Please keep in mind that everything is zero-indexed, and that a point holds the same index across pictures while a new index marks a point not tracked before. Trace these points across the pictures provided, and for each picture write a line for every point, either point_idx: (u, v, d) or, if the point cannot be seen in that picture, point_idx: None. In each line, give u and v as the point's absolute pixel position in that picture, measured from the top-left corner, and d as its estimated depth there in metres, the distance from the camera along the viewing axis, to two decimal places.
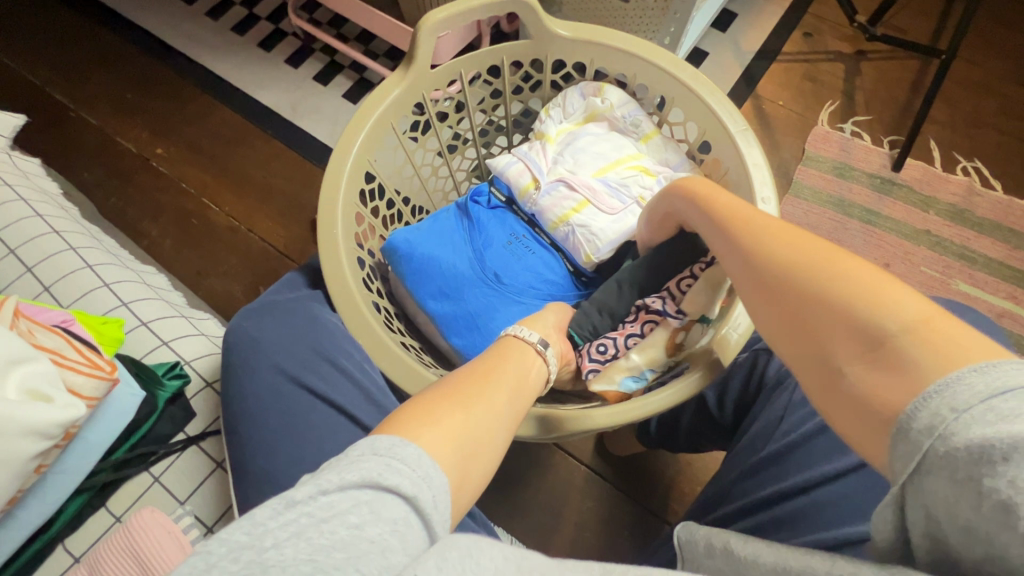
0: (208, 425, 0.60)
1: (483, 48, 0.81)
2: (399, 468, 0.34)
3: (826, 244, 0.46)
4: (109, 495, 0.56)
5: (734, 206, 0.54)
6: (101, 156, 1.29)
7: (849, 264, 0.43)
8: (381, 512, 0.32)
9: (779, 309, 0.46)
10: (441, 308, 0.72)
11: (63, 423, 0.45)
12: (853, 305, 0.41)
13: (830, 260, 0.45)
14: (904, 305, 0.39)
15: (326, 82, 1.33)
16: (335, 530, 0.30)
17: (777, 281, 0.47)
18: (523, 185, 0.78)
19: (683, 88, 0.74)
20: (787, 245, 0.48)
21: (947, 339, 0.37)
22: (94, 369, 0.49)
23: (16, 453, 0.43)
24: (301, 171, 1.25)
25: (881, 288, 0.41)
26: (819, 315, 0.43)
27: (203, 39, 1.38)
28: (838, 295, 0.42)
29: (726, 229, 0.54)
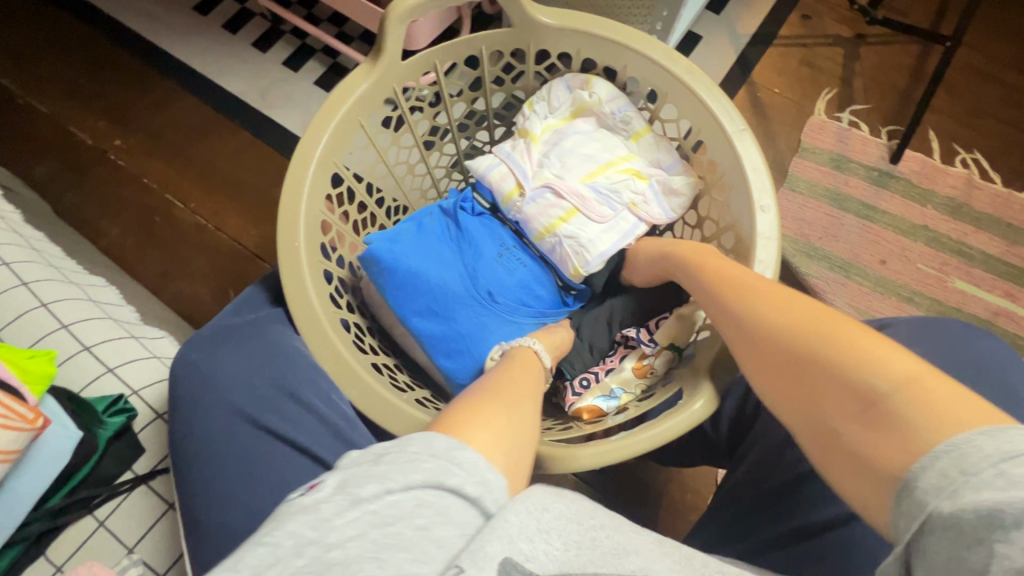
0: (158, 463, 0.55)
1: (459, 38, 0.73)
2: (457, 470, 0.34)
3: (805, 299, 0.46)
4: (47, 543, 0.51)
5: (714, 257, 0.56)
6: (53, 148, 1.20)
7: (829, 321, 0.43)
8: (445, 514, 0.32)
9: (771, 367, 0.45)
10: (423, 327, 0.67)
11: None
12: (839, 365, 0.41)
13: (811, 317, 0.44)
14: (891, 361, 0.39)
15: (296, 67, 1.24)
16: (399, 532, 0.31)
17: (764, 341, 0.46)
18: (507, 190, 0.73)
19: (677, 83, 0.68)
20: (769, 300, 0.47)
21: (941, 396, 0.36)
22: (10, 419, 0.44)
23: None
24: (271, 165, 1.18)
25: (866, 344, 0.41)
26: (808, 373, 0.43)
27: (161, 20, 1.28)
28: (824, 357, 0.42)
29: (707, 281, 0.54)
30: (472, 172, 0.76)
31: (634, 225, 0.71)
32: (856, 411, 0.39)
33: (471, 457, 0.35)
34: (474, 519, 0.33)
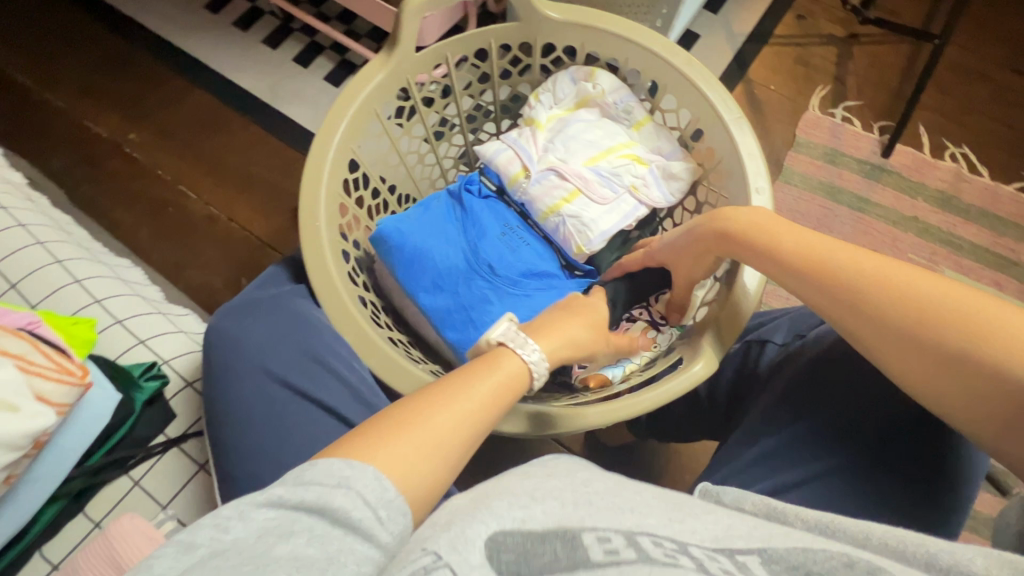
0: (189, 427, 0.59)
1: (469, 31, 0.77)
2: (304, 484, 0.34)
3: (888, 264, 0.49)
4: (87, 500, 0.54)
5: (771, 221, 0.56)
6: (69, 141, 1.23)
7: (930, 285, 0.47)
8: (286, 530, 0.32)
9: (878, 332, 0.49)
10: (433, 302, 0.70)
11: (32, 433, 0.44)
12: (962, 326, 0.45)
13: (906, 283, 0.48)
14: (1012, 320, 0.44)
15: (306, 63, 1.28)
16: (231, 556, 0.30)
17: (864, 309, 0.49)
18: (512, 172, 0.76)
19: (676, 74, 0.72)
20: (835, 254, 0.51)
21: (1012, 320, 0.44)
22: (64, 375, 0.47)
23: None
24: (282, 157, 1.21)
25: (980, 305, 0.45)
26: (921, 336, 0.47)
27: (175, 18, 1.31)
28: (944, 319, 0.46)
29: (765, 250, 0.55)
30: (479, 155, 0.79)
31: (635, 208, 0.75)
32: (980, 368, 0.44)
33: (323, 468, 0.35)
34: (317, 525, 0.32)
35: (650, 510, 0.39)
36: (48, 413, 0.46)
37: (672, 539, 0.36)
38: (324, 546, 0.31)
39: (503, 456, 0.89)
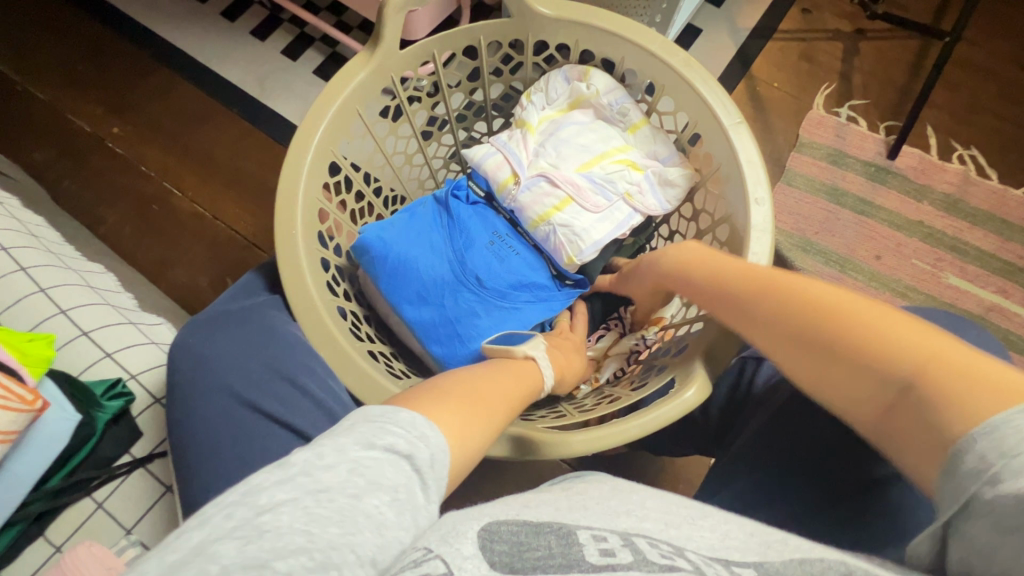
0: (156, 446, 0.56)
1: (458, 28, 0.73)
2: (394, 430, 0.35)
3: (803, 283, 0.48)
4: (47, 524, 0.51)
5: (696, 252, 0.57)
6: (49, 135, 1.19)
7: (846, 300, 0.45)
8: (377, 480, 0.31)
9: (795, 352, 0.47)
10: (417, 315, 0.67)
11: None
12: (871, 341, 0.43)
13: (823, 300, 0.46)
14: (924, 336, 0.41)
15: (295, 56, 1.24)
16: (333, 499, 0.29)
17: (776, 327, 0.48)
18: (502, 179, 0.73)
19: (673, 75, 0.69)
20: (787, 291, 0.48)
21: (973, 366, 0.38)
22: (10, 400, 0.45)
23: None
24: (269, 153, 1.18)
25: (895, 323, 0.43)
26: (831, 354, 0.44)
27: (159, 7, 1.27)
28: (852, 334, 0.44)
29: (692, 279, 0.56)
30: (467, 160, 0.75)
31: (629, 216, 0.72)
32: (895, 381, 0.41)
33: (408, 419, 0.36)
34: (405, 475, 0.33)
35: (646, 514, 0.37)
36: None
37: (669, 543, 0.34)
38: (406, 508, 0.31)
39: (491, 468, 0.86)
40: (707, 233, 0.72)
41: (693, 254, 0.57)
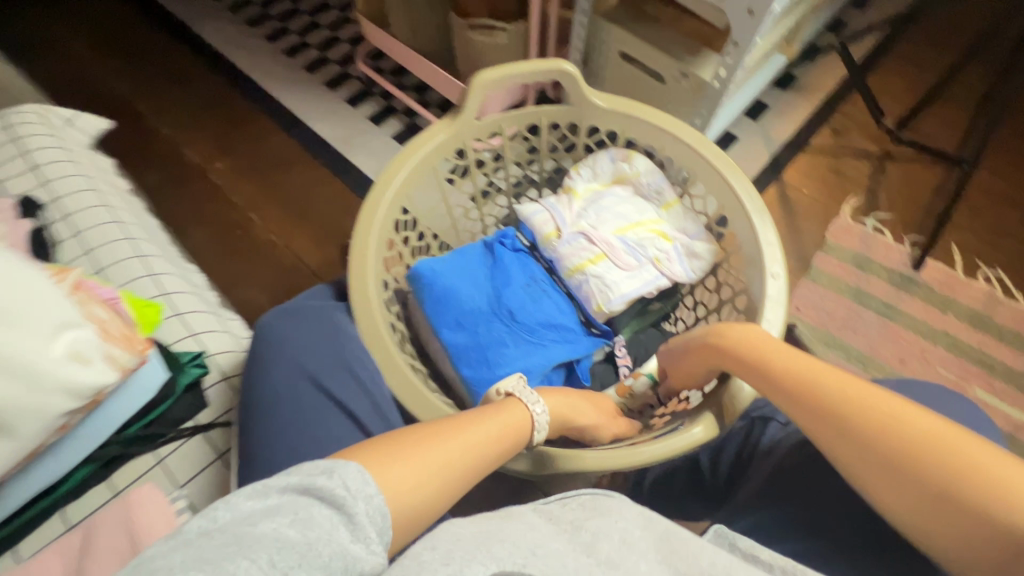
0: (217, 417, 0.64)
1: (527, 109, 0.88)
2: (308, 473, 0.37)
3: (855, 387, 0.52)
4: (116, 467, 0.59)
5: (742, 332, 0.59)
6: (164, 163, 1.40)
7: (898, 408, 0.49)
8: (278, 511, 0.34)
9: (842, 443, 0.51)
10: (455, 339, 0.75)
11: (94, 387, 0.49)
12: (923, 446, 0.47)
13: (871, 403, 0.50)
14: (967, 448, 0.46)
15: (379, 122, 1.44)
16: (223, 530, 0.32)
17: (832, 419, 0.51)
18: (546, 232, 0.82)
19: (705, 164, 0.80)
20: (829, 382, 0.53)
21: (990, 469, 0.45)
22: (129, 344, 0.52)
23: (43, 408, 0.47)
24: (343, 198, 1.34)
25: (928, 425, 0.48)
26: (878, 450, 0.49)
27: (277, 73, 1.52)
28: (902, 439, 0.48)
29: (740, 357, 0.58)
30: (518, 215, 0.86)
31: (657, 278, 0.80)
32: (920, 479, 0.47)
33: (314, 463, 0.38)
34: (310, 506, 0.35)
35: None
36: (111, 374, 0.51)
37: None
38: (311, 526, 0.34)
39: None
40: (728, 303, 0.79)
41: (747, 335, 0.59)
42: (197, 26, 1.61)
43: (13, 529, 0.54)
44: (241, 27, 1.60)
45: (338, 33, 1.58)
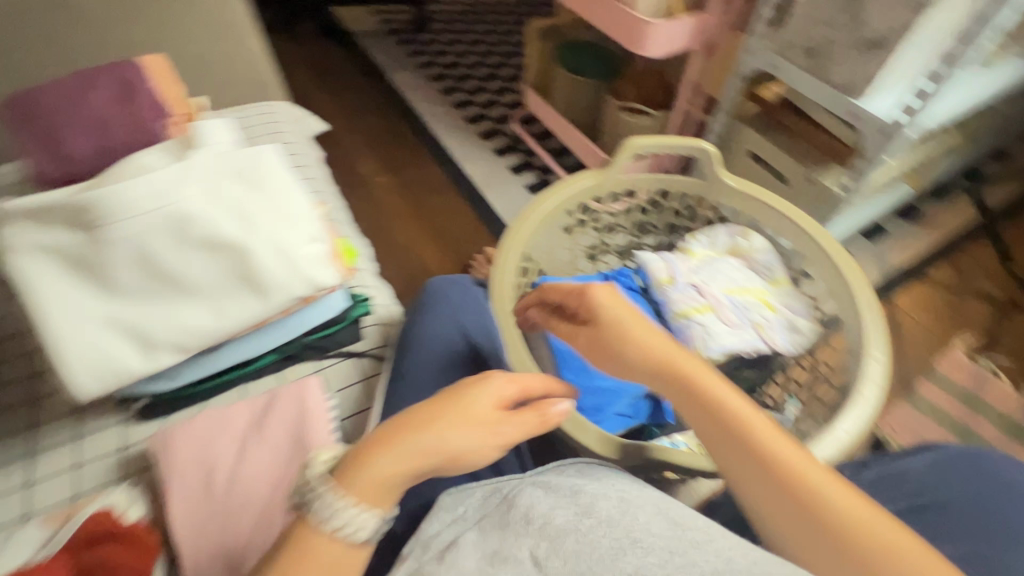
0: (368, 348, 0.78)
1: (663, 176, 1.02)
2: None
3: (793, 451, 0.47)
4: (291, 364, 0.74)
5: (690, 361, 0.55)
6: (340, 170, 1.70)
7: (827, 480, 0.45)
8: None
9: (765, 490, 0.46)
10: (563, 346, 0.86)
11: (322, 284, 0.62)
12: (845, 521, 0.43)
13: (802, 469, 0.46)
14: (895, 540, 0.42)
15: (519, 174, 1.67)
16: None
17: (762, 472, 0.47)
18: (660, 277, 0.92)
19: (818, 250, 0.88)
20: (768, 436, 0.48)
21: None
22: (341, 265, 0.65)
23: (290, 288, 0.60)
24: (477, 231, 1.57)
25: (874, 523, 0.43)
26: (798, 511, 0.44)
27: (444, 120, 1.83)
28: (818, 503, 0.44)
29: (651, 369, 0.57)
30: (636, 260, 0.98)
31: (757, 339, 0.87)
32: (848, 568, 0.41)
33: None
34: None
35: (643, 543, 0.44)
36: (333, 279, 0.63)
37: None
38: None
39: None
40: (822, 380, 0.84)
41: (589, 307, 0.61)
42: (391, 75, 1.98)
43: (213, 385, 0.70)
44: (424, 82, 1.95)
45: (500, 99, 1.88)
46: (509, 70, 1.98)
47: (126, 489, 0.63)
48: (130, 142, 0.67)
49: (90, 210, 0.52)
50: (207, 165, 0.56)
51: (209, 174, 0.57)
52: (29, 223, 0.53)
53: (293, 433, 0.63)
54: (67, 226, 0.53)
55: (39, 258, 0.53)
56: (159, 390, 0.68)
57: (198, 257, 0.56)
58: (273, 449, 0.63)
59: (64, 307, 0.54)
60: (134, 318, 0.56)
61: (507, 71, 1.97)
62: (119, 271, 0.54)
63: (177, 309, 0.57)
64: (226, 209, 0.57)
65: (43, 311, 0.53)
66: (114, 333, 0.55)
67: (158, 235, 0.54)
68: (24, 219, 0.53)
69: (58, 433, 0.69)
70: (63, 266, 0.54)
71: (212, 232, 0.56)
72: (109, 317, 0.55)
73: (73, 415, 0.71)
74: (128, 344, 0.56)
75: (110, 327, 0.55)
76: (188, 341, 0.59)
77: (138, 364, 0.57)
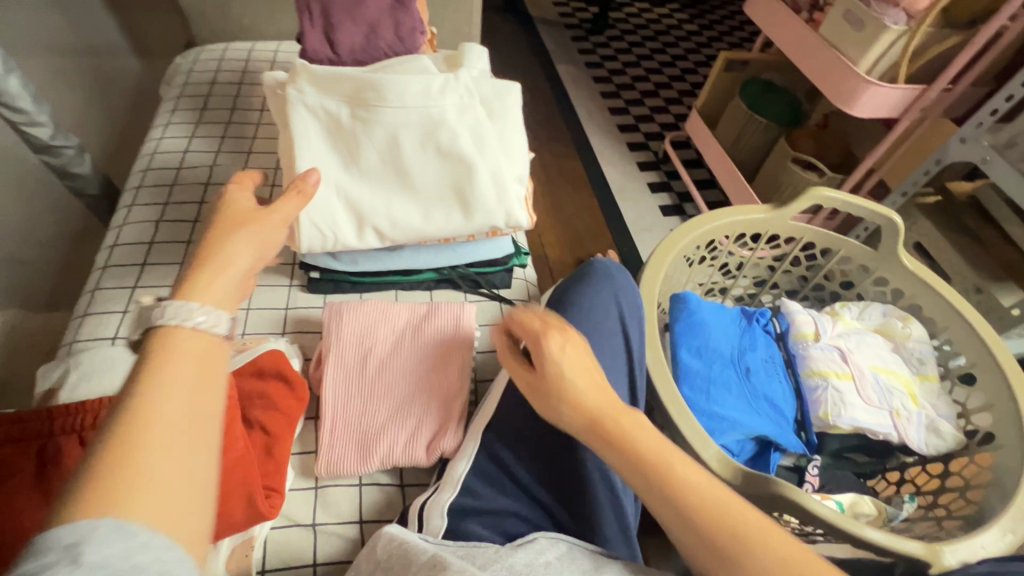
0: (511, 298, 0.81)
1: (834, 235, 0.98)
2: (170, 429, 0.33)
3: (708, 478, 0.47)
4: (442, 286, 0.80)
5: (635, 427, 0.49)
6: None
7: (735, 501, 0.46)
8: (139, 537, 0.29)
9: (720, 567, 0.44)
10: (687, 361, 0.85)
11: (518, 223, 0.65)
12: (749, 553, 0.43)
13: (714, 494, 0.46)
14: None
15: (654, 191, 1.68)
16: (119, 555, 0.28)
17: (670, 500, 0.46)
18: (803, 330, 0.90)
19: (987, 357, 0.82)
20: (705, 492, 0.46)
21: None
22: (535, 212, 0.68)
23: (492, 217, 0.64)
24: (598, 229, 1.57)
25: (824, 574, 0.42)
26: (701, 535, 0.45)
27: (597, 119, 1.86)
28: (726, 527, 0.44)
29: (579, 407, 0.51)
30: (780, 306, 0.96)
31: (891, 425, 0.82)
32: None
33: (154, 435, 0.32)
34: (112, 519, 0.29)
35: None
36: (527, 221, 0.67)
37: None
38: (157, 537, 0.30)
39: None
40: (953, 493, 0.78)
41: (562, 350, 0.53)
42: (559, 63, 2.04)
43: (375, 279, 0.77)
44: (588, 78, 1.99)
45: (656, 115, 1.89)
46: (672, 91, 1.96)
47: (285, 342, 0.69)
48: (389, 54, 0.75)
49: (373, 92, 0.60)
50: (467, 86, 0.63)
51: (467, 95, 0.63)
52: (320, 86, 0.61)
53: (444, 343, 0.68)
54: (347, 98, 0.61)
55: (316, 117, 0.61)
56: (336, 267, 0.75)
57: (430, 160, 0.62)
58: (424, 353, 0.67)
59: (314, 163, 0.60)
60: (360, 195, 0.62)
61: (671, 92, 1.96)
62: (368, 149, 0.61)
63: (392, 201, 0.62)
64: (468, 128, 0.62)
65: (300, 158, 0.60)
66: (340, 200, 0.61)
67: (411, 131, 0.61)
68: (318, 82, 0.61)
69: None
70: (329, 131, 0.61)
71: (450, 143, 0.62)
72: (342, 186, 0.61)
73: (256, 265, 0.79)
74: (345, 214, 0.62)
75: (339, 196, 0.61)
76: (390, 232, 0.63)
77: (347, 236, 0.62)
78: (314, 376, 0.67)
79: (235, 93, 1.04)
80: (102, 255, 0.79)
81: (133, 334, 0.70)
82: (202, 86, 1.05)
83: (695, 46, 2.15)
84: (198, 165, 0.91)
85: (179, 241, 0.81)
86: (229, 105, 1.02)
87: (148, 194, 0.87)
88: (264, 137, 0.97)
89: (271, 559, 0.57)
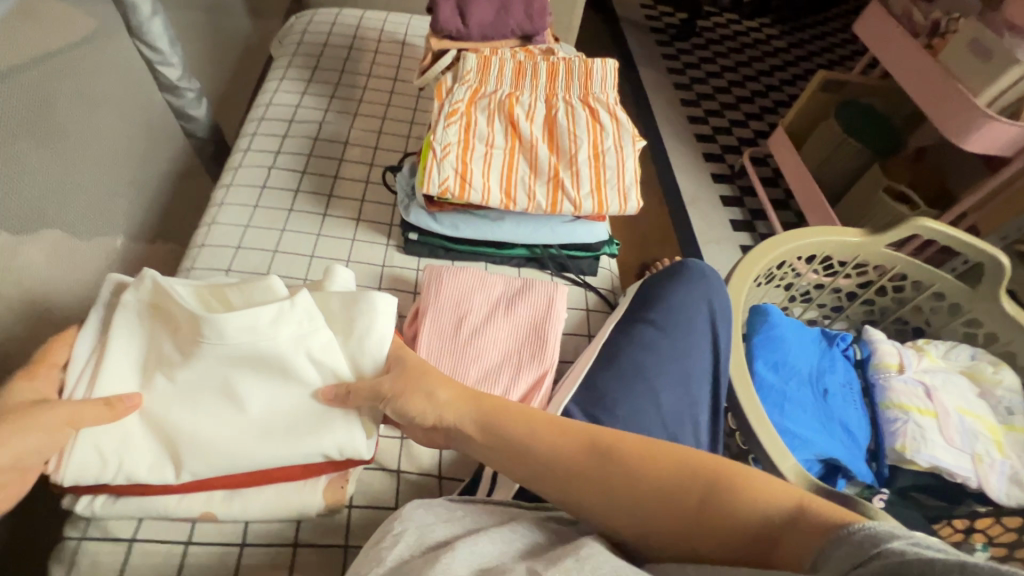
0: (595, 287, 0.82)
1: (931, 270, 0.94)
2: None
3: (554, 425, 0.51)
4: (531, 265, 0.81)
5: (503, 411, 0.52)
6: None
7: (587, 439, 0.50)
8: None
9: (605, 503, 0.47)
10: (764, 373, 0.84)
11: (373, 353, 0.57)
12: (730, 510, 0.44)
13: (613, 456, 0.48)
14: (696, 458, 0.48)
15: (726, 204, 1.65)
16: None
17: (532, 468, 0.49)
18: (887, 360, 0.88)
19: None
20: (556, 440, 0.50)
21: (763, 486, 0.45)
22: (635, 138, 0.72)
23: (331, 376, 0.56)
24: (666, 235, 1.56)
25: (691, 460, 0.48)
26: (633, 509, 0.46)
27: (674, 126, 1.84)
28: (694, 496, 0.45)
29: (499, 448, 0.51)
30: (862, 332, 0.94)
31: (972, 470, 0.79)
32: (700, 511, 0.45)
33: None
34: None
35: None
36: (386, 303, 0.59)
37: None
38: None
39: None
40: None
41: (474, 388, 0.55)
42: (640, 65, 2.03)
43: (468, 249, 0.79)
44: (669, 84, 1.97)
45: (735, 128, 1.86)
46: (754, 106, 1.92)
47: None
48: (514, 32, 0.81)
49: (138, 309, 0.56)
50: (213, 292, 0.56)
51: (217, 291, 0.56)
52: (157, 307, 0.55)
53: (536, 319, 0.70)
54: (159, 325, 0.55)
55: (145, 335, 0.55)
56: (434, 232, 0.77)
57: (213, 416, 0.53)
58: (515, 323, 0.70)
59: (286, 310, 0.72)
60: (148, 439, 0.53)
61: (752, 107, 1.92)
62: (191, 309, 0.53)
63: (190, 450, 0.52)
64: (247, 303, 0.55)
65: (112, 364, 0.53)
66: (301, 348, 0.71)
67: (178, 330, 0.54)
68: (144, 307, 0.56)
69: (341, 229, 0.82)
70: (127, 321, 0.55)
71: (269, 363, 0.53)
72: (137, 414, 0.53)
73: (357, 221, 0.83)
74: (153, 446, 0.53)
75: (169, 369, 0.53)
76: (189, 465, 0.52)
77: (202, 418, 0.53)
78: (408, 332, 0.70)
79: (345, 56, 1.09)
80: (218, 194, 0.84)
81: (244, 269, 0.75)
82: (315, 46, 1.10)
83: (782, 64, 2.10)
84: (308, 120, 0.96)
85: (288, 190, 0.85)
86: (339, 67, 1.07)
87: (262, 141, 0.92)
88: (370, 102, 1.01)
89: (358, 496, 0.60)
